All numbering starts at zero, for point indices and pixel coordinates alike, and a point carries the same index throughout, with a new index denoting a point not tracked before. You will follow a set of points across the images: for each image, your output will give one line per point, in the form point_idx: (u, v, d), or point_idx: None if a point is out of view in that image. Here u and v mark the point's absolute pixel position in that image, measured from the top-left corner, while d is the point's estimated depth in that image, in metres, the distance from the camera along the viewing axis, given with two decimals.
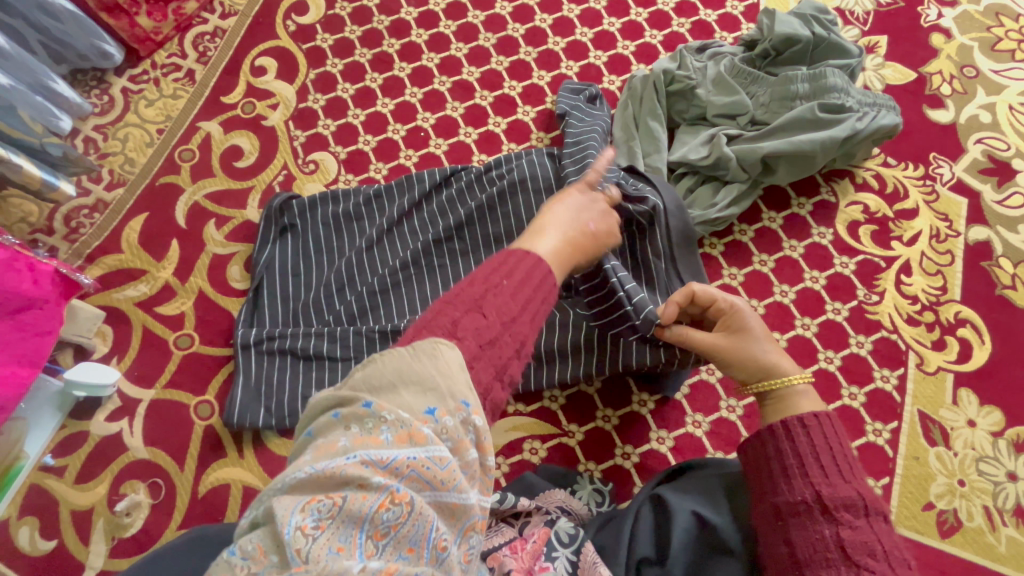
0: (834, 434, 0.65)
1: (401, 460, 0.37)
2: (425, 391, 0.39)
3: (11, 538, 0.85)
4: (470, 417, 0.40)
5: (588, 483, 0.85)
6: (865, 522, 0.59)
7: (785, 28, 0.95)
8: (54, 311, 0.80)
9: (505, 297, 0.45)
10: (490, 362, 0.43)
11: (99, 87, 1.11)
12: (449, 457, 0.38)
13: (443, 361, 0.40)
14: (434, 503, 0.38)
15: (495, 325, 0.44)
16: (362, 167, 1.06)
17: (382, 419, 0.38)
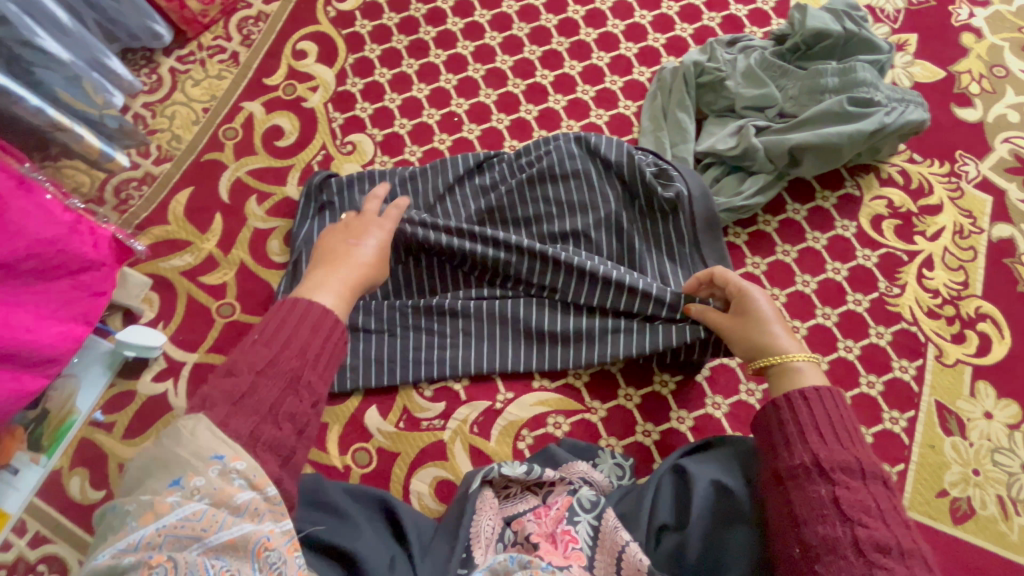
0: (834, 407, 0.71)
1: (151, 534, 0.45)
2: (168, 471, 0.49)
3: (64, 487, 0.91)
4: (226, 466, 0.50)
5: (609, 457, 0.88)
6: (862, 484, 0.63)
7: (817, 22, 0.96)
8: (108, 273, 0.84)
9: (259, 348, 0.58)
10: (251, 410, 0.54)
11: (148, 67, 1.16)
12: (202, 508, 0.47)
13: (182, 439, 0.50)
14: (206, 552, 0.46)
15: (245, 379, 0.56)
16: (397, 149, 1.09)
17: (128, 514, 0.47)
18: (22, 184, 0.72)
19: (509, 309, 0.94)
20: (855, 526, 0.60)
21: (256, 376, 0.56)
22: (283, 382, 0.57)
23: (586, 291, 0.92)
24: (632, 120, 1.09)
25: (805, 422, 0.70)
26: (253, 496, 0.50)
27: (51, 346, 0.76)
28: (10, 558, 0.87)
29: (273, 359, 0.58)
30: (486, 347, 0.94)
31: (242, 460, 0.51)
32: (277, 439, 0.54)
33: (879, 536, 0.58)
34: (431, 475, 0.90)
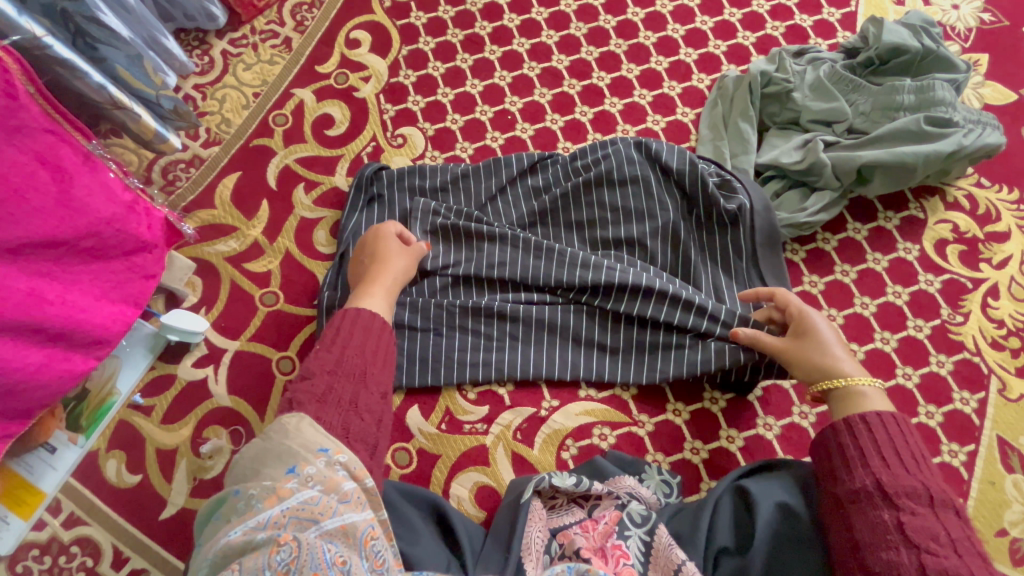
0: (897, 431, 0.67)
1: (278, 514, 0.47)
2: (283, 459, 0.51)
3: (100, 469, 0.90)
4: (332, 458, 0.52)
5: (656, 474, 0.85)
6: (929, 510, 0.60)
7: (893, 37, 0.94)
8: (160, 256, 0.83)
9: (328, 354, 0.61)
10: (336, 403, 0.57)
11: (200, 48, 1.15)
12: (318, 495, 0.49)
13: (292, 429, 0.54)
14: (322, 534, 0.47)
15: (322, 379, 0.59)
16: (449, 145, 1.08)
17: (251, 498, 0.49)
18: (87, 161, 0.70)
19: (558, 316, 0.92)
20: (921, 554, 0.57)
21: (331, 376, 0.59)
22: (355, 378, 0.60)
23: (639, 301, 0.89)
24: (689, 127, 1.06)
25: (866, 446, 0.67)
26: (356, 486, 0.52)
27: (103, 327, 0.75)
28: (43, 538, 0.87)
29: (340, 360, 0.61)
30: (533, 352, 0.92)
31: (345, 452, 0.53)
32: (364, 430, 0.58)
33: (949, 566, 0.55)
34: (472, 480, 0.88)
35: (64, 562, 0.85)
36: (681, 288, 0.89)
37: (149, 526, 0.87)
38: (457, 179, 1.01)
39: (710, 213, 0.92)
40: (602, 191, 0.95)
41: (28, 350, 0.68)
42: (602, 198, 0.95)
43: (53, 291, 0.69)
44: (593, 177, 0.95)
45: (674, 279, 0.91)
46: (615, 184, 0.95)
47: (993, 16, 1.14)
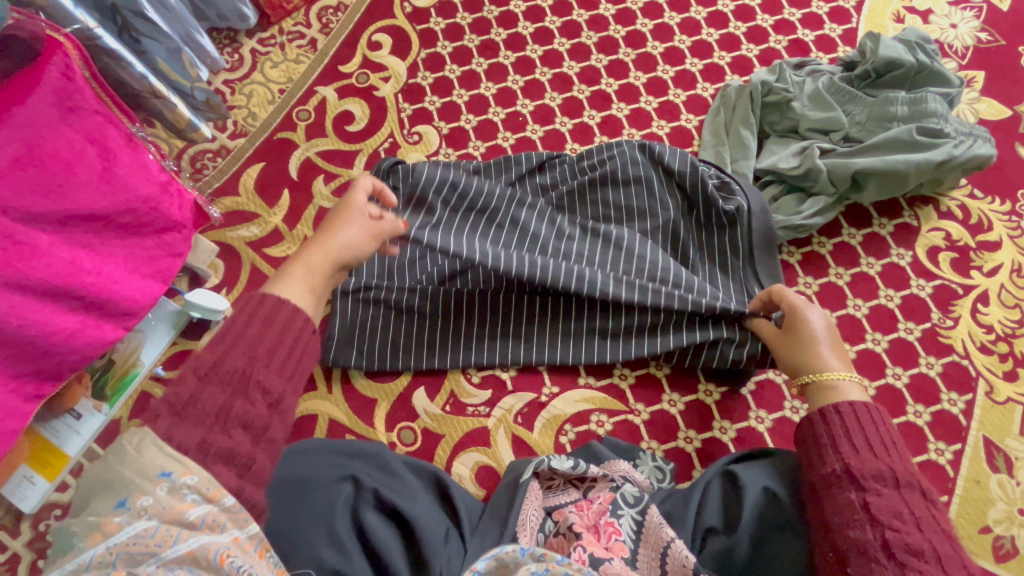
0: (869, 419, 0.70)
1: (102, 553, 0.42)
2: (115, 490, 0.45)
3: (121, 437, 0.95)
4: (176, 483, 0.46)
5: (650, 460, 0.89)
6: (894, 491, 0.63)
7: (889, 52, 0.98)
8: (188, 237, 0.88)
9: (206, 355, 0.52)
10: (198, 419, 0.49)
11: (231, 46, 1.22)
12: (154, 525, 0.44)
13: (124, 453, 0.46)
14: (162, 566, 0.43)
15: (189, 387, 0.50)
16: (462, 143, 1.13)
17: (74, 535, 0.43)
18: (131, 142, 0.76)
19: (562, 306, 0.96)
20: (884, 530, 0.60)
21: (201, 382, 0.51)
22: (231, 385, 0.51)
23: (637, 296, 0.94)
24: (692, 133, 1.11)
25: (837, 431, 0.69)
26: (207, 509, 0.46)
27: (133, 300, 0.80)
28: (65, 499, 0.92)
29: (218, 361, 0.52)
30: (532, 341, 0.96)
31: (193, 474, 0.46)
32: (231, 448, 0.49)
33: (912, 541, 0.58)
34: (473, 459, 0.92)
35: None
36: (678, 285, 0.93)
37: None
38: (468, 174, 1.06)
39: (709, 214, 0.96)
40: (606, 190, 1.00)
41: (65, 315, 0.73)
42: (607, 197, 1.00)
43: (90, 261, 0.74)
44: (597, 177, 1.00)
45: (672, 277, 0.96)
46: (617, 185, 1.00)
47: (990, 36, 1.18)
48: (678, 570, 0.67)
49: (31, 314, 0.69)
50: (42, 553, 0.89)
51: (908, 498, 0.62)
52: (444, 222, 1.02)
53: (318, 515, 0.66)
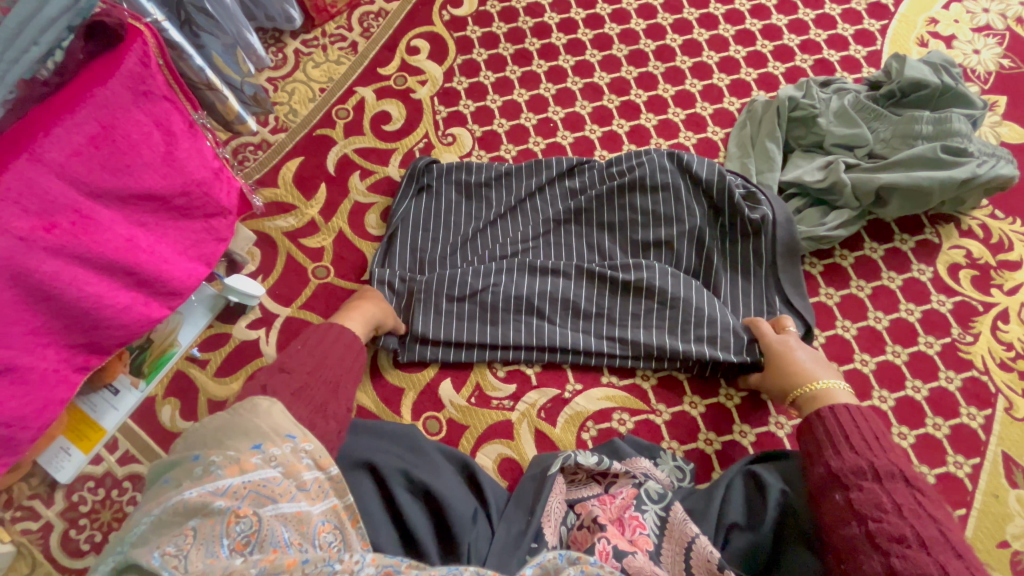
0: (852, 418, 0.72)
1: (238, 485, 0.49)
2: (248, 434, 0.52)
3: (156, 414, 0.97)
4: (299, 445, 0.53)
5: (670, 459, 0.91)
6: (876, 484, 0.65)
7: (914, 73, 1.01)
8: (232, 223, 0.92)
9: (306, 356, 0.64)
10: (307, 402, 0.60)
11: (276, 46, 1.27)
12: (279, 476, 0.51)
13: (259, 410, 0.54)
14: (277, 516, 0.49)
15: (297, 377, 0.61)
16: (494, 146, 1.17)
17: (212, 464, 0.50)
18: (191, 129, 0.80)
19: (588, 307, 0.98)
20: (867, 522, 0.62)
21: (309, 376, 0.62)
22: (327, 385, 0.63)
23: (658, 301, 0.97)
24: (719, 145, 1.15)
25: (822, 435, 0.72)
26: (319, 474, 0.53)
27: (181, 280, 0.84)
28: (99, 472, 0.94)
29: (320, 364, 0.64)
30: (556, 341, 0.96)
31: (312, 442, 0.54)
32: (325, 432, 0.59)
33: (893, 529, 0.60)
34: (496, 451, 0.94)
35: (116, 495, 0.93)
36: (696, 292, 0.96)
37: None
38: (499, 175, 1.09)
39: (732, 223, 0.99)
40: (634, 195, 1.02)
41: (119, 291, 0.76)
42: (635, 201, 1.02)
43: (144, 240, 0.78)
44: (626, 182, 1.02)
45: (694, 282, 0.98)
46: (647, 190, 1.02)
47: (1012, 62, 1.21)
48: (702, 565, 0.68)
49: (90, 287, 0.72)
50: (75, 522, 0.91)
51: (892, 487, 0.64)
52: (476, 220, 1.05)
53: (349, 489, 0.68)
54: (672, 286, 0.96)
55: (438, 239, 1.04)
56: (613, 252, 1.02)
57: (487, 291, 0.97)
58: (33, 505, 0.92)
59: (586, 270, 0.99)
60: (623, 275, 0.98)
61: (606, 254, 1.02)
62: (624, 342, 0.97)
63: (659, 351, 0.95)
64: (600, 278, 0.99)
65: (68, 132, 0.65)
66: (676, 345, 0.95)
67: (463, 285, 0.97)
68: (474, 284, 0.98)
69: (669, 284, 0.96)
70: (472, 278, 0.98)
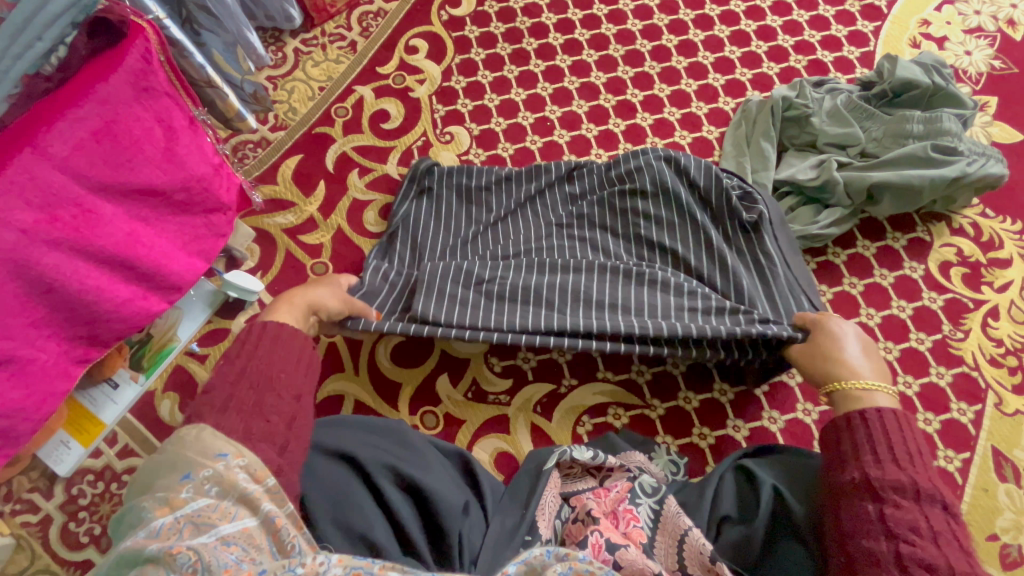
0: (896, 428, 0.70)
1: (171, 522, 0.46)
2: (178, 468, 0.50)
3: (154, 408, 0.98)
4: (231, 462, 0.51)
5: (665, 453, 0.92)
6: (914, 504, 0.64)
7: (905, 73, 1.03)
8: (231, 219, 0.93)
9: (230, 366, 0.60)
10: (239, 411, 0.56)
11: (276, 45, 1.28)
12: (215, 500, 0.49)
13: (187, 438, 0.53)
14: (220, 539, 0.46)
15: (224, 390, 0.58)
16: (491, 144, 1.18)
17: (144, 509, 0.48)
18: (192, 125, 0.81)
19: (598, 301, 0.94)
20: (899, 541, 0.61)
21: (233, 386, 0.58)
22: (259, 385, 0.59)
23: (670, 296, 0.93)
24: (713, 144, 1.16)
25: (859, 441, 0.70)
26: (258, 487, 0.51)
27: (179, 274, 0.85)
28: (98, 465, 0.95)
29: (244, 367, 0.60)
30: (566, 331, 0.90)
31: (245, 456, 0.52)
32: (269, 431, 0.57)
33: (925, 554, 0.59)
34: (492, 445, 0.95)
35: (115, 489, 0.94)
36: (708, 288, 0.93)
37: None
38: (499, 182, 1.10)
39: (734, 222, 0.97)
40: (637, 196, 1.02)
41: (118, 285, 0.77)
42: (633, 204, 1.02)
43: (146, 235, 0.79)
44: (627, 184, 1.03)
45: (706, 281, 0.95)
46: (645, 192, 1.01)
47: (1003, 63, 1.23)
48: (696, 558, 0.69)
49: (91, 280, 0.73)
50: (74, 515, 0.92)
51: (929, 508, 0.63)
52: (476, 223, 1.06)
53: (337, 484, 0.69)
54: (683, 281, 0.94)
55: (438, 241, 1.04)
56: (618, 252, 1.00)
57: (491, 283, 0.95)
58: (32, 499, 0.93)
59: (594, 265, 0.97)
60: (630, 270, 0.95)
61: (612, 254, 1.00)
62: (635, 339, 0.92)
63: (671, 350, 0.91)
64: (606, 273, 0.96)
65: (70, 127, 0.66)
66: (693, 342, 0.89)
67: (468, 275, 0.96)
68: (479, 274, 0.96)
69: (679, 280, 0.94)
70: (477, 269, 0.96)
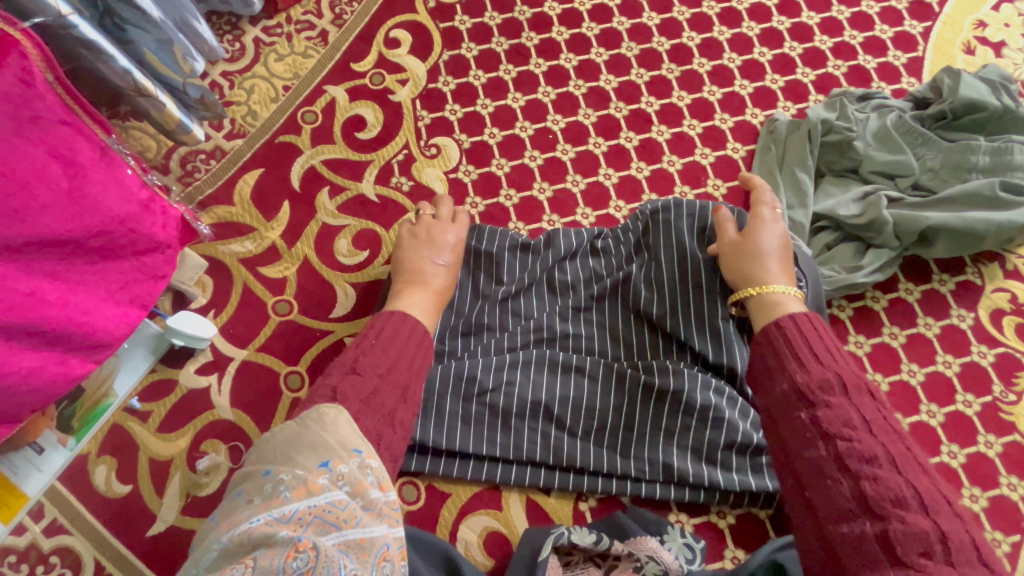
0: (812, 331, 0.62)
1: (303, 509, 0.46)
2: (317, 450, 0.49)
3: (88, 476, 0.84)
4: (365, 461, 0.51)
5: (679, 536, 0.79)
6: (843, 398, 0.55)
7: (971, 92, 0.89)
8: (173, 257, 0.76)
9: (377, 355, 0.59)
10: (377, 410, 0.55)
11: (232, 33, 1.09)
12: (346, 498, 0.48)
13: (329, 421, 0.51)
14: (341, 544, 0.46)
15: (370, 380, 0.56)
16: (484, 160, 1.02)
17: (281, 482, 0.47)
18: (105, 155, 0.65)
19: (612, 420, 0.83)
20: (836, 441, 0.53)
21: (379, 379, 0.57)
22: (398, 391, 0.57)
23: (696, 419, 0.80)
24: (739, 165, 1.01)
25: (783, 349, 0.61)
26: (382, 496, 0.49)
27: (105, 330, 0.68)
28: (22, 544, 0.81)
29: (388, 367, 0.58)
30: (576, 458, 0.82)
31: (377, 458, 0.51)
32: (394, 442, 0.55)
33: (862, 447, 0.51)
34: (481, 524, 0.83)
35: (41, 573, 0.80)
36: (741, 411, 0.81)
37: (136, 543, 0.81)
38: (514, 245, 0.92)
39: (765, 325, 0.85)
40: (673, 281, 0.85)
41: (22, 353, 0.61)
42: (657, 289, 0.85)
43: (54, 291, 0.63)
44: (661, 266, 0.86)
45: (740, 400, 0.82)
46: (673, 276, 0.85)
47: None
48: None
49: None
50: None
51: (859, 402, 0.55)
52: (484, 299, 0.89)
53: None
54: (713, 400, 0.80)
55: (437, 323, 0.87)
56: (646, 349, 0.86)
57: (498, 392, 0.82)
58: None
59: (615, 371, 0.83)
60: (649, 380, 0.82)
61: (637, 352, 0.86)
62: (653, 465, 0.81)
63: (693, 480, 0.80)
64: (623, 385, 0.83)
65: None
66: (711, 478, 0.80)
67: (471, 382, 0.82)
68: (483, 381, 0.82)
69: (710, 399, 0.80)
70: (481, 373, 0.82)
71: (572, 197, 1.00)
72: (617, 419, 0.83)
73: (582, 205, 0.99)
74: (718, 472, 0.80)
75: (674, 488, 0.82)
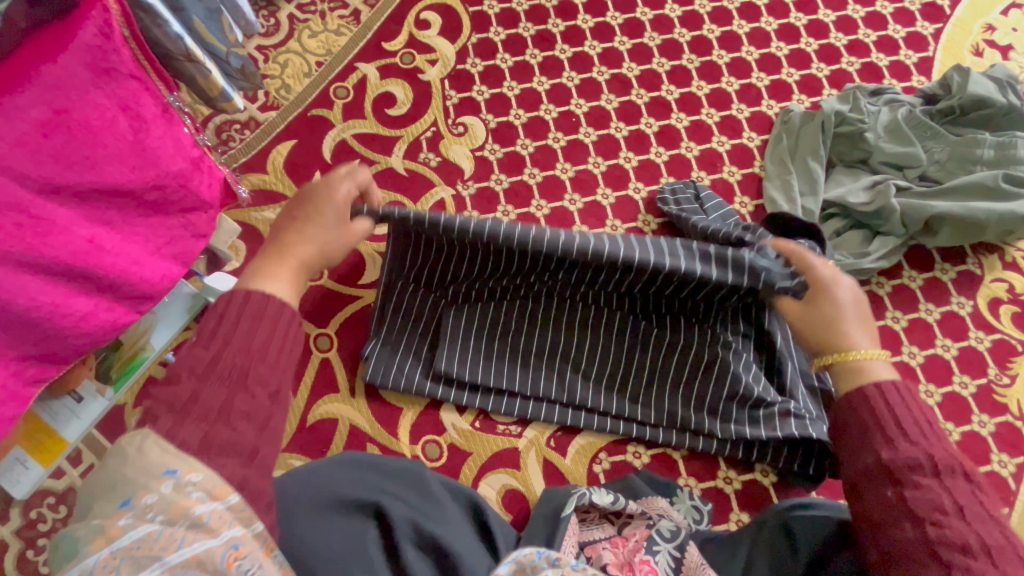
0: (903, 404, 0.62)
1: (105, 558, 0.40)
2: (119, 490, 0.43)
3: (124, 426, 0.88)
4: (182, 479, 0.43)
5: (687, 499, 0.84)
6: (934, 480, 0.58)
7: (978, 89, 0.94)
8: (214, 218, 0.79)
9: (199, 350, 0.49)
10: (200, 416, 0.46)
11: (268, 9, 1.12)
12: (158, 528, 0.42)
13: (129, 457, 0.44)
14: (166, 572, 0.41)
15: (187, 386, 0.47)
16: (509, 140, 1.06)
17: (78, 540, 0.41)
18: (164, 113, 0.69)
19: (623, 367, 0.87)
20: (923, 523, 0.56)
21: (199, 382, 0.47)
22: (229, 380, 0.48)
23: (702, 370, 0.85)
24: (753, 153, 1.05)
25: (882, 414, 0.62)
26: (215, 507, 0.44)
27: (152, 282, 0.72)
28: (60, 487, 0.85)
29: (216, 357, 0.49)
30: (587, 400, 0.87)
31: (199, 470, 0.44)
32: (235, 441, 0.47)
33: (953, 534, 0.54)
34: (501, 481, 0.87)
35: None
36: (745, 364, 0.83)
37: None
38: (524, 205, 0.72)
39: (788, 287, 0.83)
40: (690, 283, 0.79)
41: (78, 298, 0.64)
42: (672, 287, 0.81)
43: (110, 240, 0.66)
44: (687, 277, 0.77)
45: (745, 354, 0.84)
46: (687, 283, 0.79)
47: None
48: None
49: (44, 296, 0.60)
50: (33, 542, 0.83)
51: (951, 484, 0.57)
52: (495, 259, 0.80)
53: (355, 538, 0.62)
54: (721, 352, 0.83)
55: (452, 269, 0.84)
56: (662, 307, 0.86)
57: (519, 334, 0.87)
58: None
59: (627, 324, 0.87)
60: (659, 333, 0.86)
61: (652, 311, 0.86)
62: (658, 412, 0.87)
63: (695, 427, 0.86)
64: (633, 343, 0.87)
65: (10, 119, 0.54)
66: (711, 428, 0.85)
67: (493, 323, 0.87)
68: (506, 323, 0.87)
69: (715, 353, 0.84)
70: (503, 318, 0.87)
71: (592, 178, 1.04)
72: (627, 367, 0.87)
73: (602, 185, 1.03)
74: (717, 423, 0.85)
75: (675, 433, 0.88)
